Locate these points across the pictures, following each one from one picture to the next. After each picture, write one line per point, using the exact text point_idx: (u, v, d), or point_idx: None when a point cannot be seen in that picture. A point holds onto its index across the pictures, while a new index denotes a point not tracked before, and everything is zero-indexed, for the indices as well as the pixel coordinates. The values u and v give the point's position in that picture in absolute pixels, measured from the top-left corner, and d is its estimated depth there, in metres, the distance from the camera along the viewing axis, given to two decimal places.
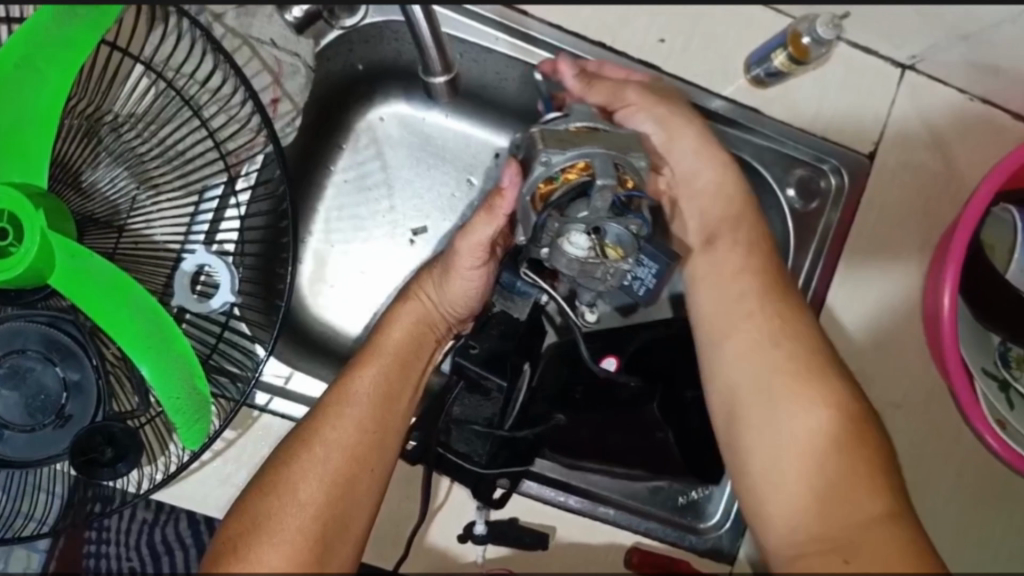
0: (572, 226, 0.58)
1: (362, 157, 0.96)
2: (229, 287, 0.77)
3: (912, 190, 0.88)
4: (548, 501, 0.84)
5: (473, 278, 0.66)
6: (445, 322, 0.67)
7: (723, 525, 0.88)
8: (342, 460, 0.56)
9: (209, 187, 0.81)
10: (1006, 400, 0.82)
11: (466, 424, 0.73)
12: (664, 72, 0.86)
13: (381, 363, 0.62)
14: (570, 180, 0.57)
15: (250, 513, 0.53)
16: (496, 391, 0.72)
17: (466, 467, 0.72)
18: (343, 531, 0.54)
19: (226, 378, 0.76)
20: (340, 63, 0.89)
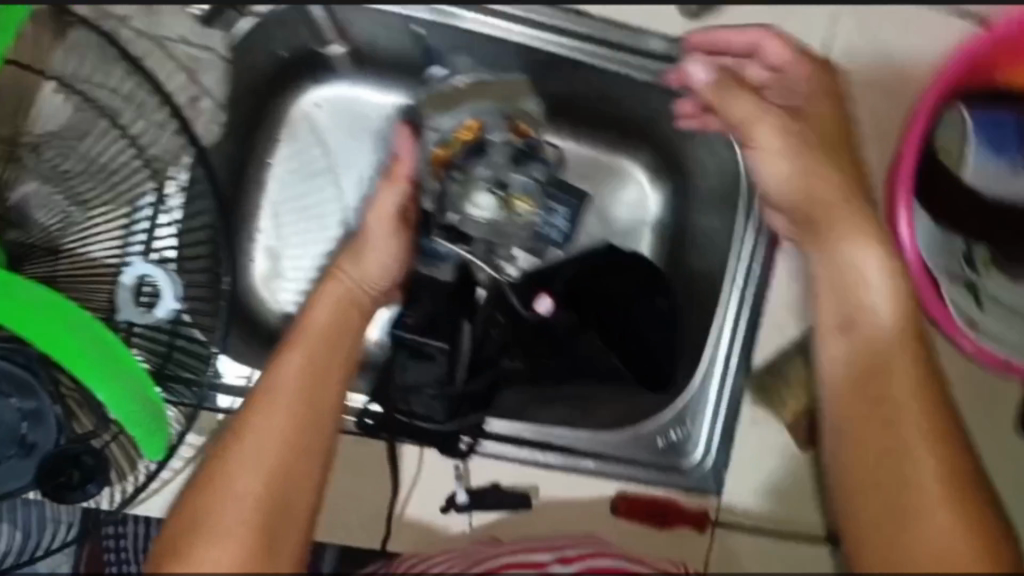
0: (481, 184, 0.83)
1: (301, 146, 0.93)
2: (173, 294, 0.77)
3: (874, 90, 0.78)
4: (516, 458, 0.84)
5: (385, 251, 0.70)
6: (368, 295, 0.69)
7: (705, 461, 0.86)
8: (277, 448, 0.58)
9: (139, 196, 0.79)
10: (976, 300, 0.79)
11: (421, 390, 0.82)
12: (594, 17, 0.79)
13: (307, 347, 0.63)
14: (464, 140, 0.81)
15: (190, 511, 0.56)
16: (438, 353, 0.82)
17: (431, 427, 0.82)
18: (284, 519, 0.57)
19: (182, 384, 0.76)
20: (261, 50, 0.83)
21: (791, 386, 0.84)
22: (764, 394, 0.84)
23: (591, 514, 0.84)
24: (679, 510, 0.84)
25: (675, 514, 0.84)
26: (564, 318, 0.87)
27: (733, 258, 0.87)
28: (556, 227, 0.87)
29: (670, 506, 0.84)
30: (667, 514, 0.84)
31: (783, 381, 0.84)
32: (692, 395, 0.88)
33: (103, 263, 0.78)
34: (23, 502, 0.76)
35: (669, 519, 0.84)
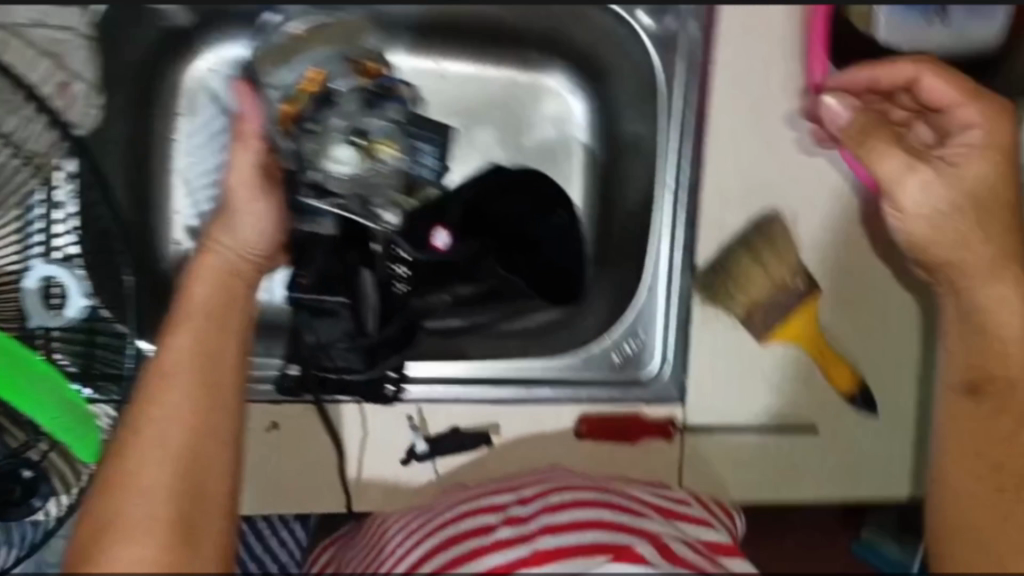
0: (337, 136, 0.75)
1: (200, 120, 0.86)
2: (82, 290, 0.75)
3: None
4: (468, 398, 0.81)
5: (256, 214, 0.69)
6: (249, 263, 0.68)
7: (664, 370, 0.83)
8: (179, 435, 0.58)
9: (28, 196, 0.75)
10: None
11: (332, 344, 0.77)
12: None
13: (195, 325, 0.63)
14: (308, 90, 0.76)
15: (100, 513, 0.56)
16: (339, 307, 0.76)
17: (351, 377, 0.78)
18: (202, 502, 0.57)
19: (109, 380, 0.75)
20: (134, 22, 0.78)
21: (736, 279, 0.81)
22: (710, 292, 0.81)
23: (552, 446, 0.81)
24: (647, 425, 0.81)
25: (641, 430, 0.81)
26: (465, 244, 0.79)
27: (662, 158, 0.82)
28: (426, 166, 0.77)
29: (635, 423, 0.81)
30: (636, 432, 0.81)
31: (728, 276, 0.81)
32: (641, 305, 0.85)
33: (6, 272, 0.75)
34: None
35: (636, 436, 0.81)
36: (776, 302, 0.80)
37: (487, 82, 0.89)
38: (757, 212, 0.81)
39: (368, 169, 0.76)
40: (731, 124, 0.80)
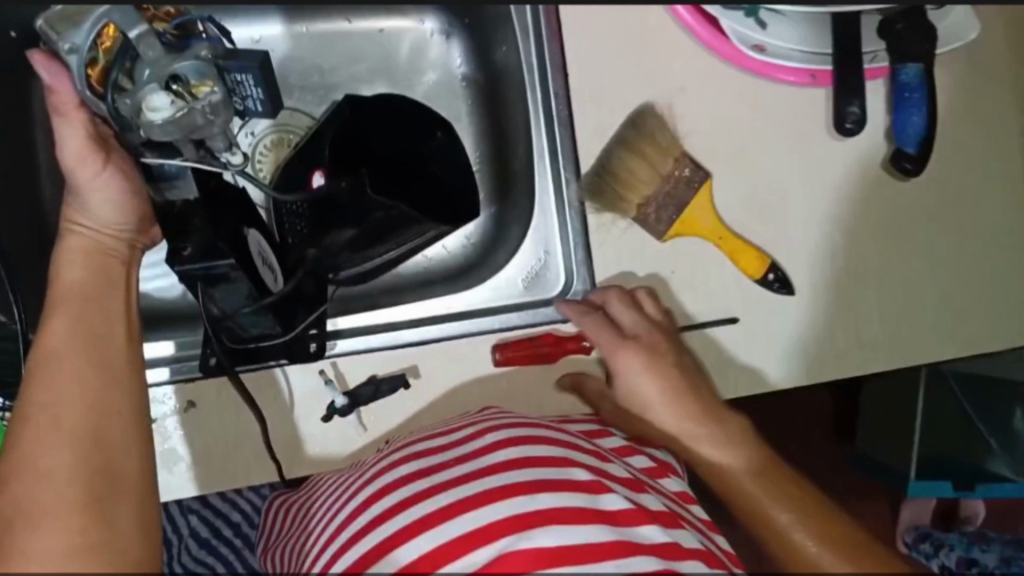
0: (148, 84, 0.65)
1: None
2: None
3: None
4: (382, 344, 0.80)
5: (107, 187, 0.66)
6: (117, 240, 0.68)
7: (571, 284, 0.80)
8: (79, 419, 0.58)
9: None
10: (757, 23, 0.75)
11: (239, 311, 0.75)
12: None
13: (70, 308, 0.63)
14: (106, 47, 0.65)
15: (7, 510, 0.55)
16: (231, 271, 0.71)
17: (270, 343, 0.78)
18: (117, 476, 0.57)
19: None
20: None
21: (623, 180, 0.77)
22: (600, 198, 0.78)
23: (469, 380, 0.80)
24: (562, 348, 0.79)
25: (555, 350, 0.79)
26: (339, 184, 0.73)
27: (526, 75, 0.80)
28: (253, 100, 0.73)
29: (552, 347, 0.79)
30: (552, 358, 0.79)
31: (614, 178, 0.77)
32: (539, 220, 0.82)
33: None
34: None
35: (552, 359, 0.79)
36: (665, 195, 0.76)
37: (353, 36, 0.87)
38: (633, 108, 0.78)
39: (190, 117, 0.67)
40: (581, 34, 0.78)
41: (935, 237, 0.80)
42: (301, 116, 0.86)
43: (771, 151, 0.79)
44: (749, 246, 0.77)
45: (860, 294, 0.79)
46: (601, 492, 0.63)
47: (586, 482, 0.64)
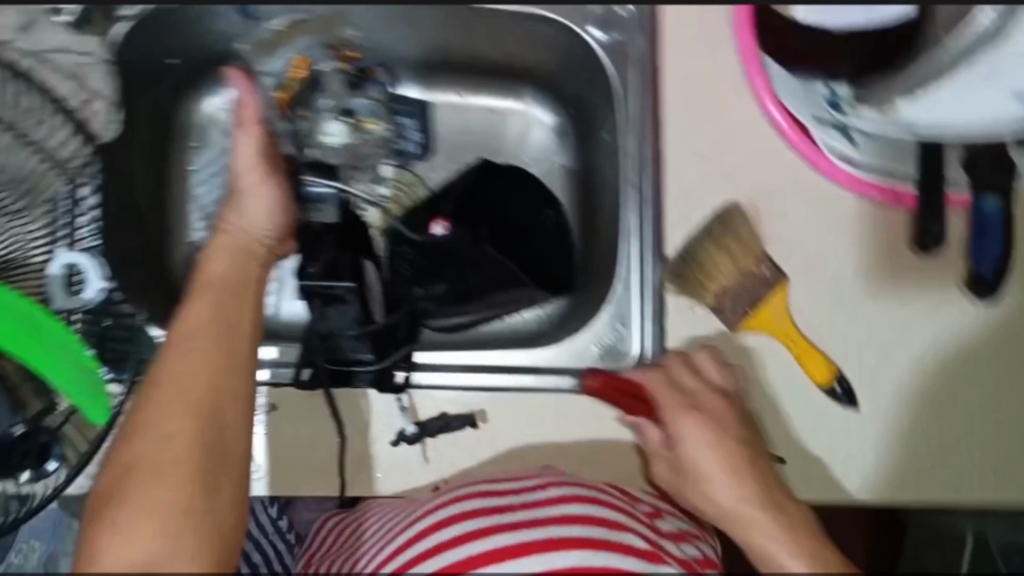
0: (326, 113, 0.87)
1: (215, 148, 0.94)
2: (101, 274, 0.82)
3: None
4: (457, 386, 0.86)
5: (265, 197, 0.80)
6: (261, 244, 0.78)
7: (643, 357, 0.85)
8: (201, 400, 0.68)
9: (56, 200, 0.82)
10: (843, 135, 0.82)
11: (345, 333, 0.84)
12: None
13: (214, 295, 0.74)
14: (299, 77, 0.88)
15: (120, 464, 0.65)
16: (349, 295, 0.83)
17: (360, 369, 0.84)
18: (217, 450, 0.67)
19: (113, 362, 0.80)
20: (147, 61, 0.87)
21: (705, 270, 0.82)
22: (680, 282, 0.83)
23: (531, 434, 0.85)
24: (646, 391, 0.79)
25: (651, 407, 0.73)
26: (464, 233, 0.88)
27: (625, 158, 0.85)
28: (411, 141, 0.93)
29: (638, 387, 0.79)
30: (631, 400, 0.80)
31: (697, 268, 0.82)
32: (619, 295, 0.86)
33: (28, 263, 0.81)
34: None
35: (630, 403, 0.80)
36: (743, 289, 0.81)
37: (466, 112, 0.96)
38: (719, 206, 0.83)
39: (358, 140, 0.89)
40: (685, 127, 0.83)
41: (1012, 371, 0.81)
42: (410, 174, 0.94)
43: (850, 266, 0.82)
44: (817, 352, 0.80)
45: (920, 415, 0.80)
46: (657, 562, 0.66)
47: (641, 549, 0.67)
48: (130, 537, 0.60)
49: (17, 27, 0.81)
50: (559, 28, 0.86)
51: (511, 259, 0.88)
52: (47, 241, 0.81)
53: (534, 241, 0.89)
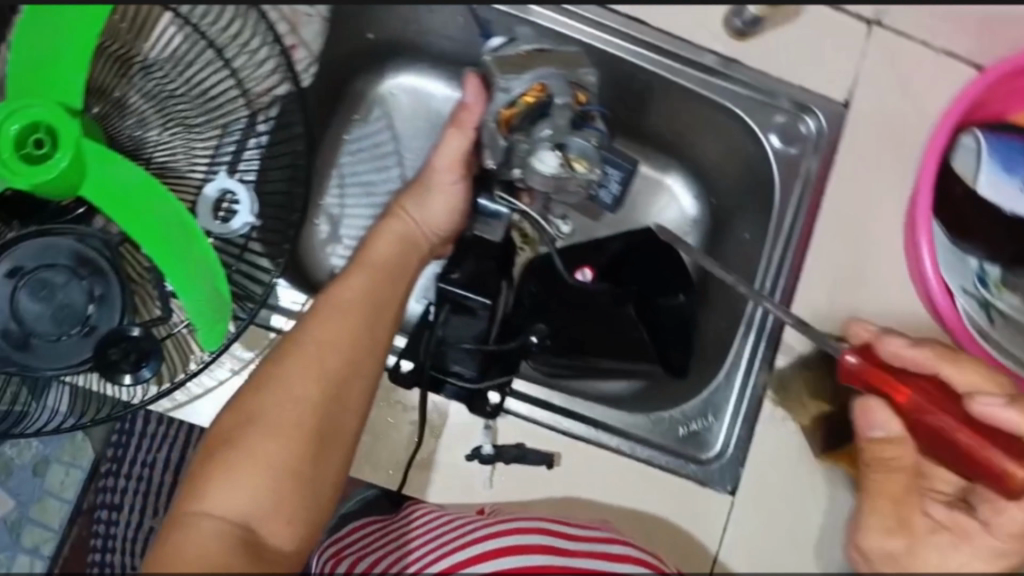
0: (539, 143, 0.78)
1: (374, 127, 0.98)
2: (250, 209, 0.81)
3: (890, 134, 0.88)
4: (540, 422, 0.87)
5: (448, 196, 0.83)
6: (424, 237, 0.83)
7: (724, 453, 0.87)
8: (332, 371, 0.73)
9: (232, 126, 0.83)
10: (986, 314, 0.80)
11: (459, 345, 0.84)
12: (649, 25, 0.86)
13: (370, 275, 0.79)
14: (529, 101, 0.77)
15: (243, 407, 0.70)
16: (481, 309, 0.83)
17: (461, 383, 0.85)
18: (333, 424, 0.72)
19: (242, 299, 0.80)
20: (351, 28, 0.89)
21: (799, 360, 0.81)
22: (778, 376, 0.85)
23: (599, 491, 0.86)
24: (947, 423, 0.67)
25: (981, 450, 0.66)
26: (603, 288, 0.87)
27: (764, 264, 0.90)
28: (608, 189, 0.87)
29: (942, 411, 0.68)
30: (922, 422, 0.68)
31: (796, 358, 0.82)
32: (717, 388, 0.89)
33: (186, 175, 0.82)
34: (64, 387, 0.80)
35: (986, 438, 0.66)
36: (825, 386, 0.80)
37: None
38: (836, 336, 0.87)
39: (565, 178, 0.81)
40: (833, 250, 0.87)
41: None
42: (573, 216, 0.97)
43: None
44: None
45: None
46: None
47: None
48: (245, 484, 0.66)
49: None
50: (742, 125, 0.89)
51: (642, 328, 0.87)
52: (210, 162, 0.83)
53: (664, 324, 0.89)
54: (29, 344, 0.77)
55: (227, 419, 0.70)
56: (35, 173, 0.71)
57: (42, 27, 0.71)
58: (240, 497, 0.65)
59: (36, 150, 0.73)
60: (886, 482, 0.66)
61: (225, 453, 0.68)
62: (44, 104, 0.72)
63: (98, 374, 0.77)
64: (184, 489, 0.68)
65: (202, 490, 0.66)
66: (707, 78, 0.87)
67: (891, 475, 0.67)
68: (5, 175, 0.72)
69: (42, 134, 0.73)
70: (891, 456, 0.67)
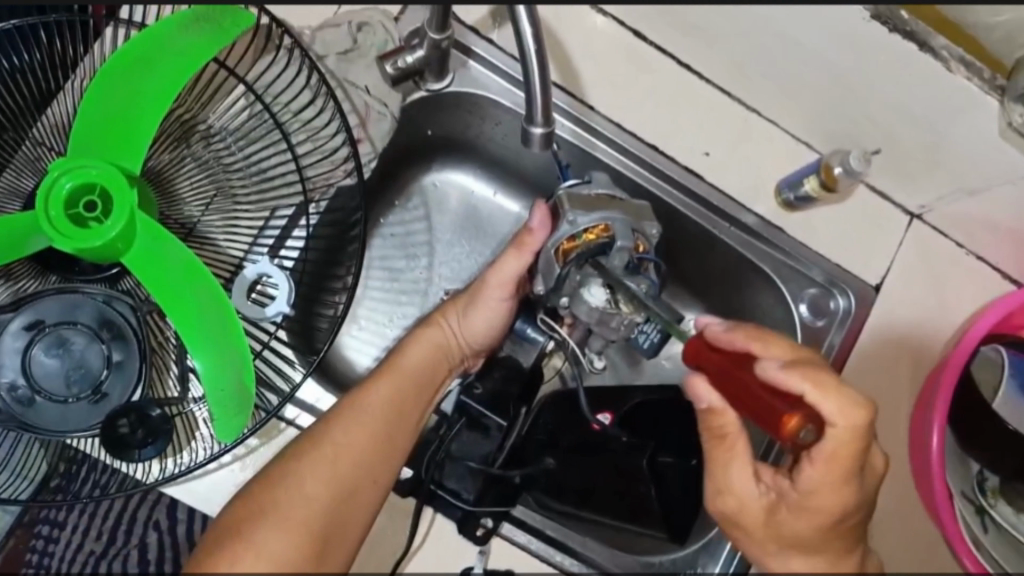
0: (589, 278, 0.79)
1: (411, 215, 0.97)
2: (287, 298, 0.79)
3: (911, 325, 0.90)
4: (529, 551, 0.87)
5: (492, 311, 0.84)
6: (460, 350, 0.84)
7: None
8: (348, 473, 0.69)
9: (283, 209, 0.82)
10: (981, 521, 0.84)
11: (464, 461, 0.83)
12: (704, 180, 0.88)
13: (398, 384, 0.78)
14: (591, 239, 0.78)
15: (252, 502, 0.64)
16: (495, 429, 0.82)
17: (456, 503, 0.84)
18: (341, 530, 0.66)
19: (264, 389, 0.78)
20: (411, 125, 0.89)
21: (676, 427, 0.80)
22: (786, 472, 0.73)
23: None
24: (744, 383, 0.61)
25: (766, 413, 0.59)
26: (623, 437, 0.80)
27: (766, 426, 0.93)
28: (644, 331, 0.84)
29: (743, 375, 0.62)
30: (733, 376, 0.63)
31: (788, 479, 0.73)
32: (709, 540, 0.88)
33: (227, 251, 0.81)
34: None
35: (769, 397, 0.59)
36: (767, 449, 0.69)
37: None
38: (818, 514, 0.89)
39: (611, 317, 0.80)
40: None
41: None
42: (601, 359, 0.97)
43: None
44: None
45: None
46: None
47: None
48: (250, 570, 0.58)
49: (338, 49, 0.84)
50: (775, 290, 0.91)
51: (650, 486, 0.79)
52: (253, 241, 0.81)
53: (665, 479, 0.82)
54: (31, 401, 0.74)
55: (234, 511, 0.64)
56: (80, 237, 0.70)
57: (116, 85, 0.71)
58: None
59: (85, 211, 0.72)
60: (723, 459, 0.64)
61: (225, 542, 0.61)
62: (104, 164, 0.71)
63: (103, 448, 0.75)
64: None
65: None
66: (746, 239, 0.90)
67: (733, 448, 0.64)
68: (46, 231, 0.71)
69: (95, 195, 0.72)
70: (718, 425, 0.64)
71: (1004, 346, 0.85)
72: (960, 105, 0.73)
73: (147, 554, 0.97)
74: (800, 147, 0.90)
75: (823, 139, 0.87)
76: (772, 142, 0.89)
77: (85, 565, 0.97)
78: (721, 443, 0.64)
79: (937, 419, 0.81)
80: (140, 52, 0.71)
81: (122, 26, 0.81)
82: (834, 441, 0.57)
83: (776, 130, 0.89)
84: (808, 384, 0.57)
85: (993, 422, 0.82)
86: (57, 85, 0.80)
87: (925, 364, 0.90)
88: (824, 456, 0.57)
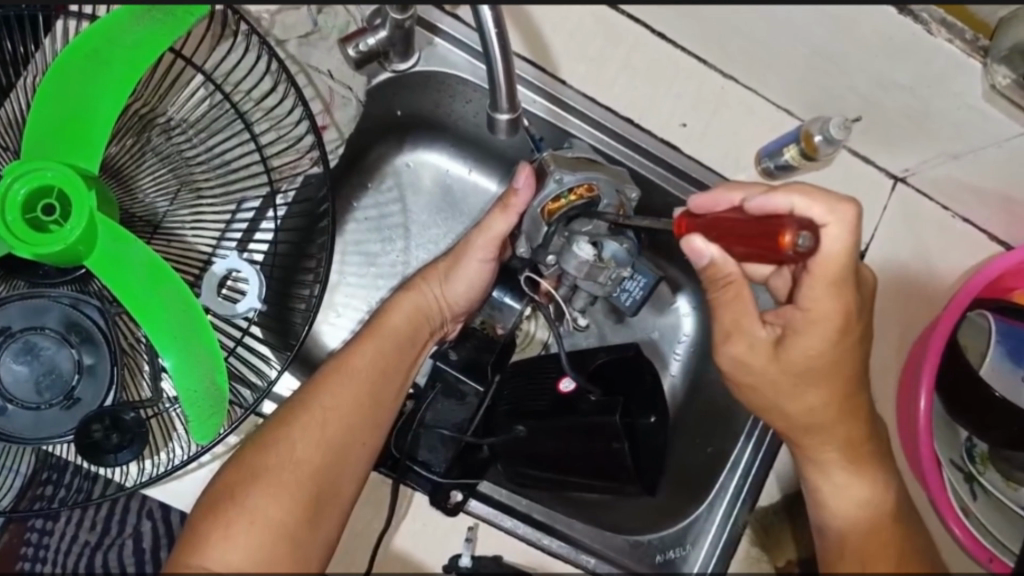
0: (576, 235, 0.76)
1: (385, 198, 0.95)
2: (258, 293, 0.78)
3: (891, 289, 0.89)
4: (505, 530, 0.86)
5: (480, 270, 0.80)
6: (439, 312, 0.80)
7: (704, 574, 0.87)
8: (338, 432, 0.69)
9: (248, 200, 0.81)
10: (970, 489, 0.83)
11: (437, 429, 0.80)
12: (682, 152, 0.86)
13: (382, 343, 0.76)
14: (576, 198, 0.75)
15: (245, 466, 0.66)
16: (472, 395, 0.79)
17: (427, 475, 0.81)
18: (332, 485, 0.68)
19: (238, 385, 0.78)
20: (380, 105, 0.87)
21: None
22: None
23: None
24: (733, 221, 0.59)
25: (749, 237, 0.57)
26: (593, 396, 0.78)
27: None
28: (628, 294, 0.86)
29: (728, 217, 0.60)
30: (712, 221, 0.61)
31: None
32: (696, 517, 0.89)
33: (196, 248, 0.80)
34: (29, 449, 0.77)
35: (751, 228, 0.57)
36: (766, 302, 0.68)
37: None
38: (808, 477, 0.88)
39: (600, 272, 0.78)
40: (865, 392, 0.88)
41: None
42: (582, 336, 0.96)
43: None
44: None
45: None
46: None
47: None
48: (244, 535, 0.61)
49: (299, 33, 0.82)
50: None
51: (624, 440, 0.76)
52: (220, 236, 0.80)
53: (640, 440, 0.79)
54: (3, 408, 0.73)
55: (230, 472, 0.66)
56: (39, 241, 0.68)
57: (71, 82, 0.68)
58: (242, 553, 0.61)
59: (44, 216, 0.70)
60: (729, 306, 0.62)
61: (222, 511, 0.63)
62: (59, 167, 0.69)
63: (78, 453, 0.74)
64: (178, 546, 0.63)
65: (200, 542, 0.61)
66: None
67: (737, 296, 0.61)
68: (4, 238, 0.68)
69: (53, 199, 0.70)
70: (723, 271, 0.61)
71: (986, 309, 0.85)
72: (943, 69, 0.71)
73: (142, 544, 0.87)
74: (779, 113, 0.87)
75: (802, 105, 0.85)
76: (750, 109, 0.87)
77: (81, 557, 0.87)
78: (729, 290, 0.61)
79: (924, 382, 0.79)
80: (88, 44, 0.68)
81: (72, 17, 0.78)
82: (829, 242, 0.56)
83: (755, 97, 0.87)
84: (795, 196, 0.57)
85: (977, 386, 0.81)
86: (7, 82, 0.79)
87: (914, 330, 0.89)
88: (819, 261, 0.57)
